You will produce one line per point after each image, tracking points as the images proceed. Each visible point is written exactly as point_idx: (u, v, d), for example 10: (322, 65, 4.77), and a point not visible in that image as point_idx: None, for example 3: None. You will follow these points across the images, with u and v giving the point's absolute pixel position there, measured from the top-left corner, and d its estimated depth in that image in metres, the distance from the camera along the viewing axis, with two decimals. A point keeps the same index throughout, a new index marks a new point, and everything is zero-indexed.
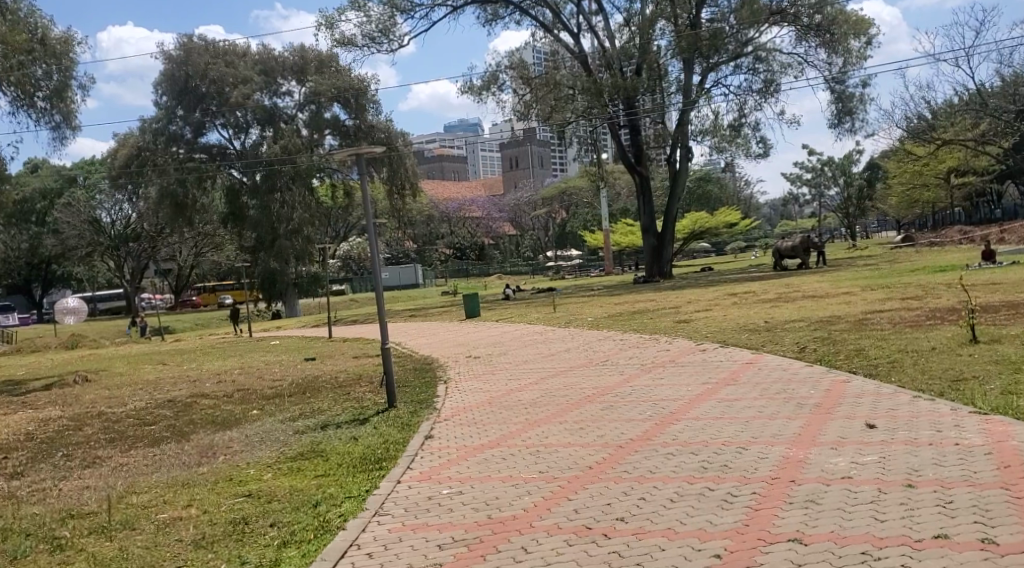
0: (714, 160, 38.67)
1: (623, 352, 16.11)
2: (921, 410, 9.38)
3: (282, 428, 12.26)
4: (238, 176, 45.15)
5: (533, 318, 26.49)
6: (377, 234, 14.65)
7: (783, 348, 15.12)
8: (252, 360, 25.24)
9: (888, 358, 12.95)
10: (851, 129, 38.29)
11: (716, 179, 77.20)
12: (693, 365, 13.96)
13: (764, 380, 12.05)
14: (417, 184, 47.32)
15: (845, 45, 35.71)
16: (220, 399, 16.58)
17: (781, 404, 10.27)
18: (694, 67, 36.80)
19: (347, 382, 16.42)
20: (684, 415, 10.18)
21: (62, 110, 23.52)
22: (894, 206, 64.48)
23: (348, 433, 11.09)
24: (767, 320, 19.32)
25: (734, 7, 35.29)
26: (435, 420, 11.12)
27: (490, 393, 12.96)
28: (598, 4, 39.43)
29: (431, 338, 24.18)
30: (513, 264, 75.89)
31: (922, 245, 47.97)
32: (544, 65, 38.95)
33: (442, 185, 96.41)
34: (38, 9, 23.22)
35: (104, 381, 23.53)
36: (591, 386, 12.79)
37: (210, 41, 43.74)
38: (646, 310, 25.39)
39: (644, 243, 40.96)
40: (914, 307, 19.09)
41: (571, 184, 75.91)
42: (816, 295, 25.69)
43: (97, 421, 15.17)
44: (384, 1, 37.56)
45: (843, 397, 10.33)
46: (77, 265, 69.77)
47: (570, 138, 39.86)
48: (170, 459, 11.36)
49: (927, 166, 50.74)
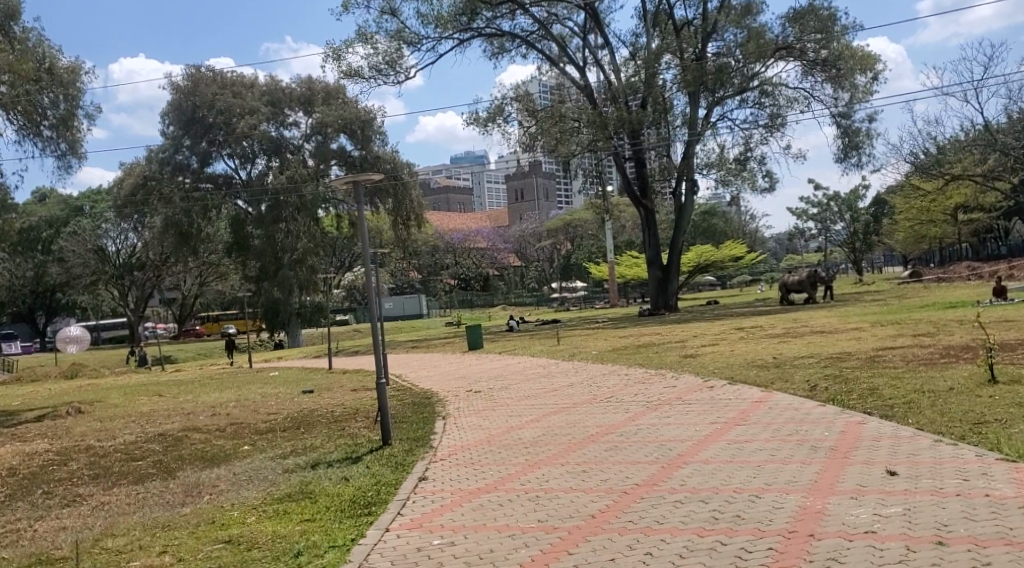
0: (720, 193, 38.34)
1: (628, 388, 15.60)
2: (945, 457, 8.86)
3: (271, 466, 11.77)
4: (244, 206, 44.81)
5: (536, 351, 25.97)
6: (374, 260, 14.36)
7: (793, 386, 14.61)
8: (250, 392, 24.76)
9: (903, 398, 12.43)
10: (857, 163, 37.95)
11: (722, 212, 76.83)
12: (701, 403, 13.45)
13: (775, 420, 11.54)
14: (422, 214, 46.91)
15: (852, 80, 35.43)
16: (212, 433, 16.06)
17: (795, 447, 9.76)
18: (700, 100, 36.59)
19: (343, 416, 15.92)
20: (692, 458, 9.67)
21: (68, 139, 23.14)
22: (901, 241, 63.98)
23: (339, 473, 10.60)
24: (775, 356, 18.81)
25: (740, 40, 34.99)
26: (430, 460, 10.63)
27: (489, 431, 12.44)
28: (604, 38, 39.32)
29: (430, 370, 23.71)
30: (517, 296, 75.52)
31: (929, 280, 47.44)
32: (549, 98, 38.73)
33: (446, 217, 96.22)
34: (47, 39, 23.00)
35: (98, 412, 23.03)
36: (595, 424, 12.27)
37: (218, 71, 43.69)
38: (651, 344, 24.88)
39: (649, 276, 40.49)
40: (926, 345, 18.57)
41: (576, 217, 75.46)
42: (824, 331, 25.15)
43: (83, 456, 14.65)
44: (391, 34, 37.40)
45: (861, 440, 9.81)
46: (81, 293, 69.42)
47: (575, 170, 39.56)
48: (154, 498, 10.87)
49: (934, 203, 50.31)
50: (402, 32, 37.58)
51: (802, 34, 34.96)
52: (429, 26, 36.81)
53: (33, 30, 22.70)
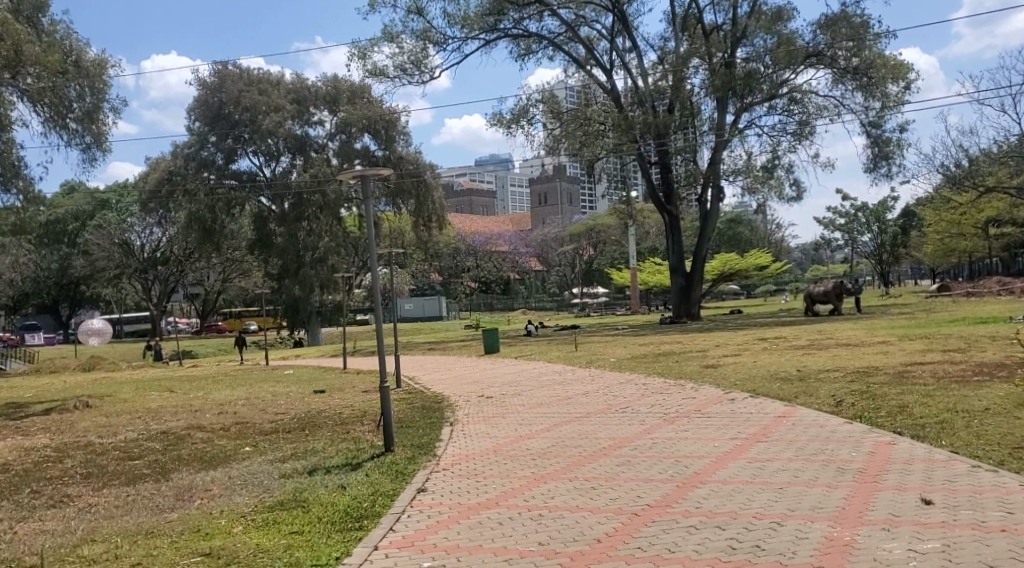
0: (746, 201, 37.66)
1: (646, 399, 14.97)
2: (984, 485, 8.22)
3: (268, 470, 11.24)
4: (268, 204, 44.47)
5: (552, 356, 25.38)
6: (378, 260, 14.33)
7: (818, 401, 13.95)
8: (261, 390, 24.25)
9: (936, 418, 11.77)
10: (887, 174, 37.15)
11: (748, 220, 75.94)
12: (721, 417, 12.82)
13: (800, 437, 10.90)
14: (444, 217, 46.36)
15: (884, 89, 34.65)
16: (215, 433, 15.56)
17: (820, 468, 9.13)
18: (727, 105, 35.92)
19: (350, 420, 15.39)
20: (709, 478, 9.05)
21: (93, 131, 22.67)
22: (930, 255, 62.90)
23: (335, 480, 10.06)
24: (799, 369, 18.11)
25: (770, 46, 34.15)
26: (431, 470, 10.08)
27: (496, 441, 11.85)
28: (632, 41, 38.73)
29: (444, 374, 23.13)
30: (538, 300, 74.84)
31: (959, 295, 46.44)
32: (576, 101, 38.14)
33: (470, 219, 95.66)
34: (75, 32, 22.64)
35: (106, 407, 22.57)
36: (608, 436, 11.68)
37: (245, 68, 43.37)
38: (671, 353, 24.20)
39: (672, 284, 39.73)
40: (957, 361, 17.85)
41: (600, 222, 74.67)
42: (851, 344, 24.40)
43: (79, 454, 14.18)
44: (418, 34, 36.94)
45: (891, 462, 9.17)
46: (104, 287, 69.35)
47: (600, 173, 39.12)
48: (145, 500, 10.40)
49: (965, 216, 49.24)
50: (429, 33, 37.12)
51: (833, 42, 34.17)
52: (456, 26, 36.34)
53: (61, 23, 22.36)
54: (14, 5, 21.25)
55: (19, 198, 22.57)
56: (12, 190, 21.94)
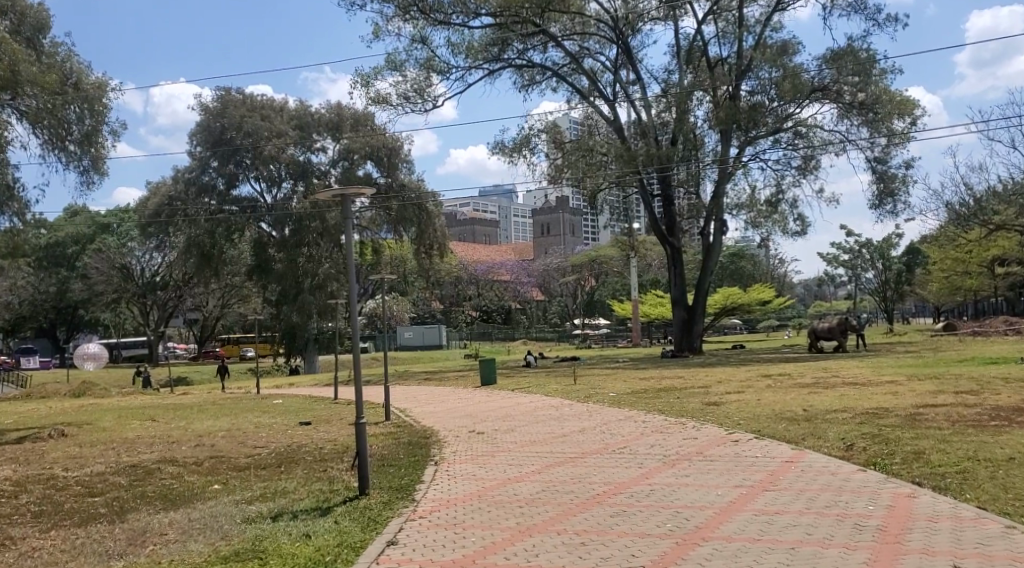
0: (749, 235, 36.91)
1: (645, 438, 14.08)
2: (1022, 551, 7.47)
3: (231, 513, 10.38)
4: (267, 230, 43.74)
5: (549, 390, 24.39)
6: (354, 282, 13.32)
7: (827, 445, 13.05)
8: (246, 421, 23.30)
9: (957, 467, 10.89)
10: (892, 211, 36.42)
11: (750, 254, 75.22)
12: (724, 461, 11.92)
13: (811, 486, 10.06)
14: (445, 245, 45.44)
15: (889, 125, 33.88)
16: (185, 468, 14.63)
17: (835, 524, 8.30)
18: (731, 138, 35.18)
19: (330, 456, 14.48)
20: (712, 533, 8.23)
21: (91, 154, 21.95)
22: (935, 293, 61.94)
23: (301, 528, 9.22)
24: (806, 408, 17.14)
25: (775, 79, 33.44)
26: (406, 518, 9.22)
27: (482, 484, 10.94)
28: (637, 73, 38.15)
29: (437, 406, 22.22)
30: (539, 330, 73.72)
31: (965, 333, 45.54)
32: (578, 131, 37.39)
33: (472, 248, 94.93)
34: (76, 53, 21.95)
35: (83, 437, 21.64)
36: (602, 481, 10.78)
37: (248, 94, 42.67)
38: (672, 389, 23.19)
39: (674, 316, 38.79)
40: (972, 404, 16.94)
41: (602, 253, 73.85)
42: (858, 383, 23.46)
43: (37, 488, 13.30)
44: (421, 62, 36.38)
45: (913, 518, 8.33)
46: (103, 311, 68.45)
47: (601, 203, 38.59)
48: (94, 544, 9.56)
49: (970, 254, 48.42)
50: (432, 61, 36.54)
51: (839, 77, 33.58)
52: (459, 55, 35.56)
53: (63, 44, 21.71)
54: (15, 25, 20.57)
55: (13, 220, 21.80)
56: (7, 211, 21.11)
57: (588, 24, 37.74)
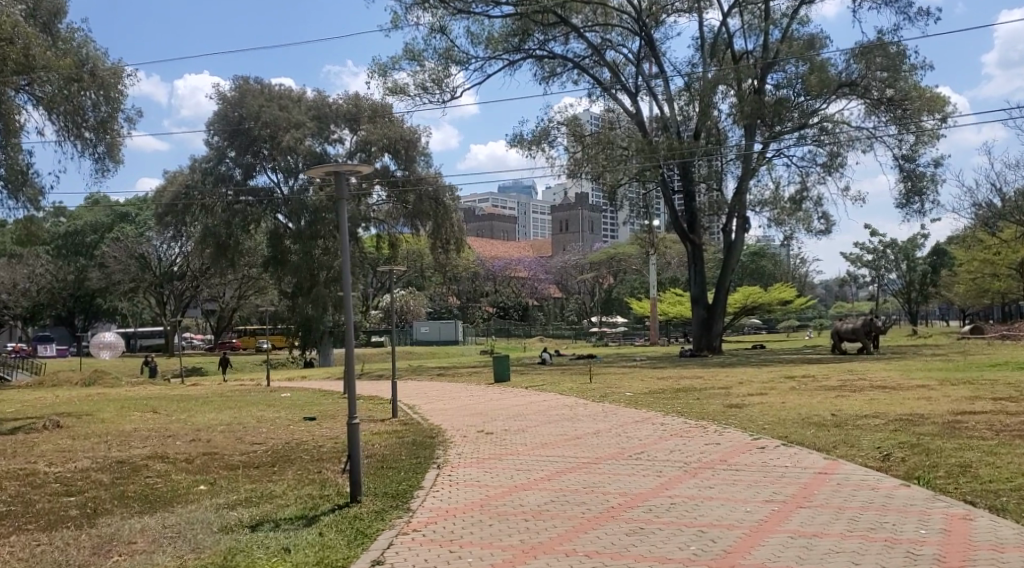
0: (772, 233, 35.68)
1: (664, 443, 13.04)
2: None
3: (210, 519, 9.44)
4: (283, 221, 42.56)
5: (564, 388, 23.34)
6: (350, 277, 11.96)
7: (862, 455, 11.97)
8: (249, 414, 22.35)
9: (1011, 483, 9.87)
10: (919, 210, 35.15)
11: (771, 253, 74.04)
12: (752, 471, 10.93)
13: (852, 503, 9.09)
14: (462, 239, 44.22)
15: (919, 122, 32.53)
16: (174, 466, 13.70)
17: (885, 553, 7.37)
18: (756, 133, 33.88)
19: (327, 457, 13.47)
20: (741, 560, 7.32)
21: (109, 141, 20.88)
22: (963, 296, 60.25)
23: (281, 538, 8.31)
24: (835, 413, 16.05)
25: (802, 73, 32.17)
26: (398, 531, 8.26)
27: (485, 493, 9.95)
28: (660, 65, 37.00)
29: (447, 403, 21.22)
30: (555, 328, 72.47)
31: (993, 338, 44.10)
32: (599, 125, 36.20)
33: (490, 244, 94.12)
34: (93, 40, 20.97)
35: (79, 428, 20.76)
36: (617, 492, 9.79)
37: (266, 84, 41.79)
38: (692, 390, 22.07)
39: (693, 316, 37.58)
40: (1012, 412, 15.80)
41: (622, 251, 73.48)
42: (887, 387, 22.28)
43: (12, 486, 12.38)
44: (439, 52, 35.38)
45: (973, 547, 7.47)
46: (119, 301, 67.85)
47: (622, 200, 37.32)
48: (55, 553, 8.65)
49: (997, 256, 47.09)
50: (450, 51, 35.53)
51: (867, 72, 32.27)
52: (478, 46, 34.71)
53: (80, 30, 20.75)
54: (30, 10, 19.72)
55: (27, 209, 20.85)
56: (21, 199, 20.06)
57: (610, 15, 36.54)
